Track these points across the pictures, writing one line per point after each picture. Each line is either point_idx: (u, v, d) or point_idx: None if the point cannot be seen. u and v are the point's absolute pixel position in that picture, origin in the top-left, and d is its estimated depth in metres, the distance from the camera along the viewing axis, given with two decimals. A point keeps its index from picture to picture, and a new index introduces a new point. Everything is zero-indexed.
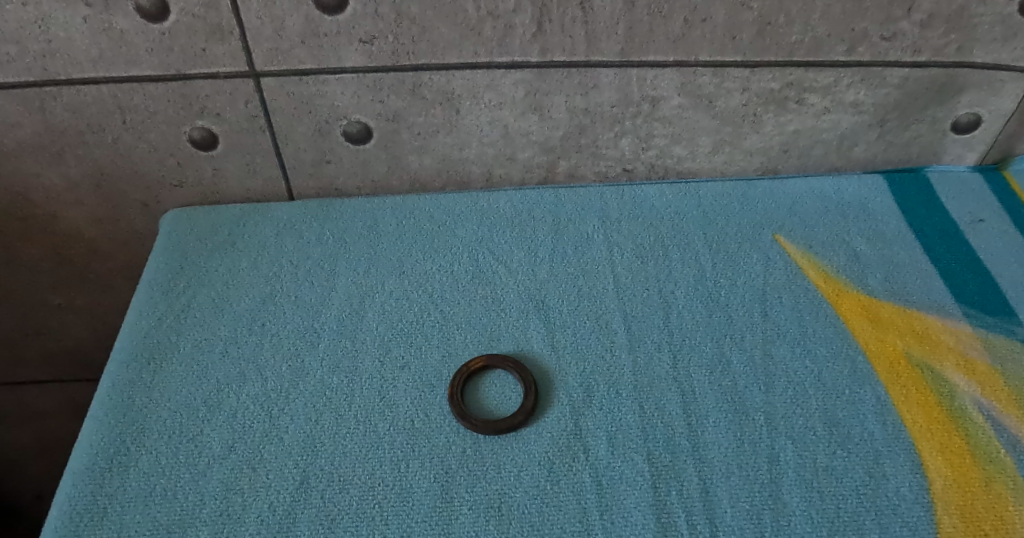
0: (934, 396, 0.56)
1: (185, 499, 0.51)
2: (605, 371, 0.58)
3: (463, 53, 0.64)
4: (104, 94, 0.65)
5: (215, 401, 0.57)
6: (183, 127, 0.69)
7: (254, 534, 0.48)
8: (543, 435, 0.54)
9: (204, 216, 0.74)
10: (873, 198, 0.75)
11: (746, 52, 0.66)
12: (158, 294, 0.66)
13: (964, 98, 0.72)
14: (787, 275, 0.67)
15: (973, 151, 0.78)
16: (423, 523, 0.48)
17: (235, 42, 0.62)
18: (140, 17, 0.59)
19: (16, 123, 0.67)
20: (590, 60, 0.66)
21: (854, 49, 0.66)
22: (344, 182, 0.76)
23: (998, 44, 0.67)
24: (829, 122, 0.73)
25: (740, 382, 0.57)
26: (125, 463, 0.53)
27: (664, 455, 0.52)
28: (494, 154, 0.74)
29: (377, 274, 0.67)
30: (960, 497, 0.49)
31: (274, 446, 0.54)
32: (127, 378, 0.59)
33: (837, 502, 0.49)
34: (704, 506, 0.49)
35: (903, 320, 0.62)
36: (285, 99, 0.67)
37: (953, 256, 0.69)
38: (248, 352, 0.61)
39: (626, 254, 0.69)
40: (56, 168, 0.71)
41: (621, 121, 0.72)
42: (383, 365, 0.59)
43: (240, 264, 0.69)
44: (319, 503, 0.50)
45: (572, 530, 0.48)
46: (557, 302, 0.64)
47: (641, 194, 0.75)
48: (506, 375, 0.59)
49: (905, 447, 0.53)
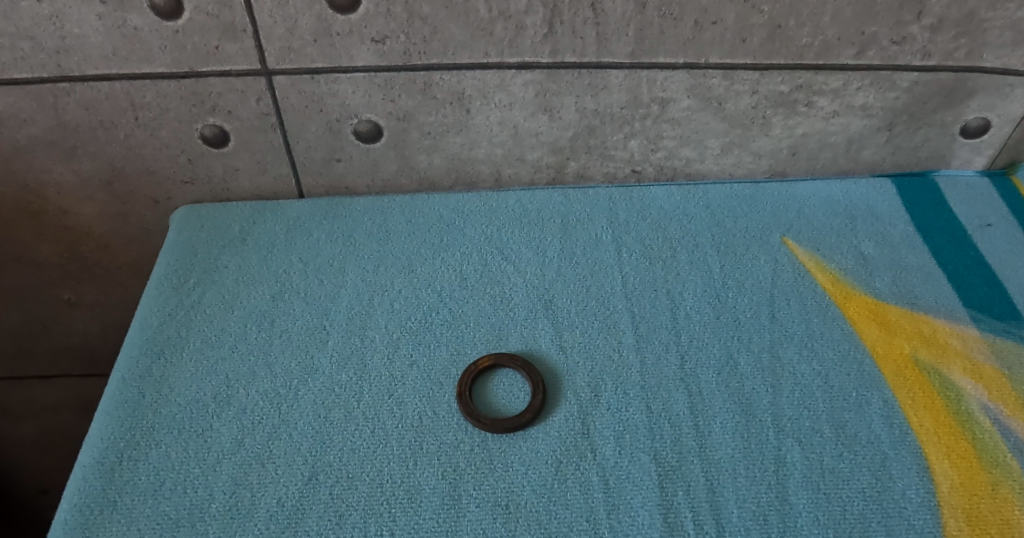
0: (940, 400, 0.56)
1: (195, 493, 0.51)
2: (613, 371, 0.59)
3: (475, 53, 0.64)
4: (117, 91, 0.65)
5: (225, 396, 0.57)
6: (194, 124, 0.69)
7: (263, 529, 0.49)
8: (550, 434, 0.54)
9: (214, 213, 0.74)
10: (881, 202, 0.75)
11: (756, 55, 0.66)
12: (168, 290, 0.66)
13: (973, 102, 0.72)
14: (795, 278, 0.67)
15: (982, 156, 0.78)
16: (430, 520, 0.49)
17: (248, 40, 0.62)
18: (154, 14, 0.60)
19: (29, 119, 0.67)
20: (601, 61, 0.66)
21: (864, 52, 0.66)
22: (353, 180, 0.76)
23: (1008, 49, 0.67)
24: (838, 125, 0.73)
25: (747, 383, 0.57)
26: (135, 457, 0.53)
27: (671, 455, 0.52)
28: (504, 154, 0.74)
29: (386, 272, 0.68)
30: (966, 500, 0.49)
31: (282, 442, 0.54)
32: (138, 373, 0.59)
33: (843, 504, 0.49)
34: (711, 506, 0.49)
35: (910, 324, 0.62)
36: (296, 97, 0.67)
37: (961, 260, 0.69)
38: (258, 348, 0.61)
39: (634, 254, 0.69)
40: (68, 164, 0.72)
41: (631, 122, 0.72)
42: (392, 362, 0.60)
43: (250, 261, 0.69)
44: (328, 498, 0.50)
45: (579, 529, 0.48)
46: (565, 301, 0.65)
47: (650, 195, 0.76)
48: (514, 374, 0.59)
49: (911, 449, 0.53)
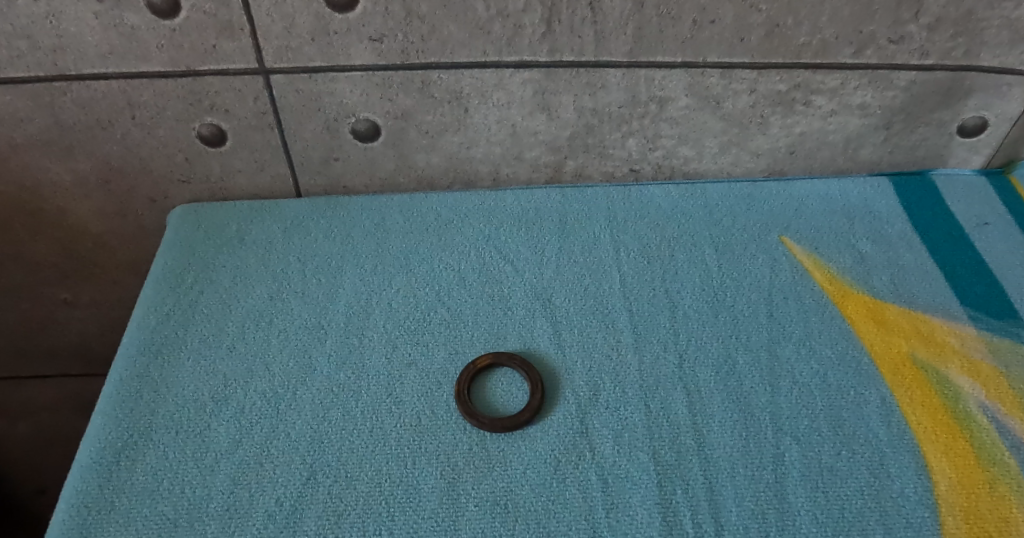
0: (938, 398, 0.56)
1: (193, 493, 0.51)
2: (611, 370, 0.59)
3: (473, 52, 0.64)
4: (114, 90, 0.65)
5: (222, 396, 0.57)
6: (192, 123, 0.69)
7: (262, 528, 0.49)
8: (549, 433, 0.54)
9: (211, 212, 0.74)
10: (879, 201, 0.75)
11: (754, 54, 0.66)
12: (166, 290, 0.66)
13: (970, 101, 0.72)
14: (793, 276, 0.67)
15: (979, 154, 0.78)
16: (429, 519, 0.49)
17: (245, 39, 0.62)
18: (151, 13, 0.60)
19: (26, 118, 0.67)
20: (599, 60, 0.66)
21: (861, 52, 0.66)
22: (351, 179, 0.76)
23: (1005, 48, 0.67)
24: (836, 124, 0.73)
25: (745, 382, 0.58)
26: (132, 457, 0.53)
27: (670, 454, 0.52)
28: (502, 153, 0.74)
29: (384, 272, 0.68)
30: (964, 498, 0.50)
31: (281, 441, 0.54)
32: (135, 373, 0.59)
33: (841, 502, 0.49)
34: (710, 505, 0.49)
35: (908, 322, 0.62)
36: (294, 96, 0.67)
37: (958, 259, 0.69)
38: (255, 347, 0.61)
39: (632, 253, 0.69)
40: (65, 163, 0.72)
41: (629, 121, 0.72)
42: (391, 361, 0.60)
43: (248, 261, 0.69)
44: (327, 497, 0.50)
45: (578, 528, 0.48)
46: (563, 300, 0.65)
47: (648, 194, 0.76)
48: (512, 373, 0.59)
49: (909, 448, 0.53)
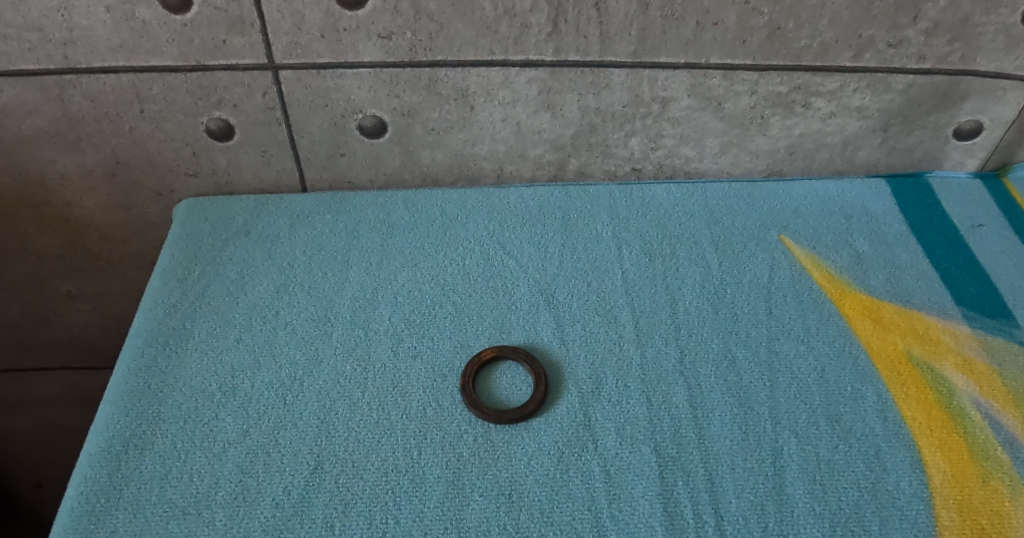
0: (933, 395, 0.58)
1: (201, 482, 0.51)
2: (613, 365, 0.60)
3: (480, 51, 0.65)
4: (123, 83, 0.66)
5: (230, 386, 0.58)
6: (200, 117, 0.70)
7: (269, 517, 0.49)
8: (552, 425, 0.55)
9: (218, 206, 0.75)
10: (875, 201, 0.77)
11: (756, 56, 0.67)
12: (173, 282, 0.66)
13: (966, 105, 0.73)
14: (792, 275, 0.68)
15: (974, 157, 0.79)
16: (435, 509, 0.49)
17: (255, 34, 0.63)
18: (163, 8, 0.61)
19: (34, 110, 0.67)
20: (604, 60, 0.67)
21: (860, 55, 0.68)
22: (357, 175, 0.77)
23: (1001, 54, 0.69)
24: (834, 126, 0.75)
25: (745, 377, 0.59)
26: (141, 446, 0.54)
27: (671, 446, 0.53)
28: (506, 151, 0.75)
29: (390, 267, 0.68)
30: (958, 491, 0.51)
31: (287, 431, 0.55)
32: (143, 364, 0.60)
33: (838, 495, 0.51)
34: (710, 496, 0.50)
35: (903, 320, 0.64)
36: (302, 92, 0.68)
37: (953, 259, 0.70)
38: (262, 340, 0.62)
39: (634, 251, 0.70)
40: (73, 156, 0.72)
41: (632, 121, 0.73)
42: (396, 354, 0.61)
43: (254, 254, 0.70)
44: (333, 487, 0.51)
45: (582, 519, 0.49)
46: (566, 296, 0.66)
47: (650, 193, 0.77)
48: (517, 366, 0.60)
49: (904, 442, 0.54)
